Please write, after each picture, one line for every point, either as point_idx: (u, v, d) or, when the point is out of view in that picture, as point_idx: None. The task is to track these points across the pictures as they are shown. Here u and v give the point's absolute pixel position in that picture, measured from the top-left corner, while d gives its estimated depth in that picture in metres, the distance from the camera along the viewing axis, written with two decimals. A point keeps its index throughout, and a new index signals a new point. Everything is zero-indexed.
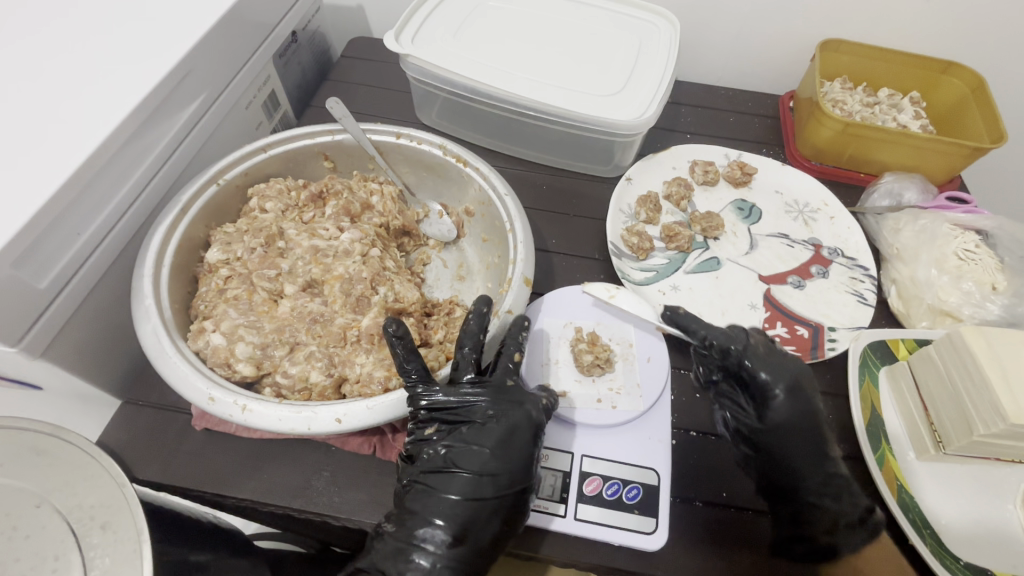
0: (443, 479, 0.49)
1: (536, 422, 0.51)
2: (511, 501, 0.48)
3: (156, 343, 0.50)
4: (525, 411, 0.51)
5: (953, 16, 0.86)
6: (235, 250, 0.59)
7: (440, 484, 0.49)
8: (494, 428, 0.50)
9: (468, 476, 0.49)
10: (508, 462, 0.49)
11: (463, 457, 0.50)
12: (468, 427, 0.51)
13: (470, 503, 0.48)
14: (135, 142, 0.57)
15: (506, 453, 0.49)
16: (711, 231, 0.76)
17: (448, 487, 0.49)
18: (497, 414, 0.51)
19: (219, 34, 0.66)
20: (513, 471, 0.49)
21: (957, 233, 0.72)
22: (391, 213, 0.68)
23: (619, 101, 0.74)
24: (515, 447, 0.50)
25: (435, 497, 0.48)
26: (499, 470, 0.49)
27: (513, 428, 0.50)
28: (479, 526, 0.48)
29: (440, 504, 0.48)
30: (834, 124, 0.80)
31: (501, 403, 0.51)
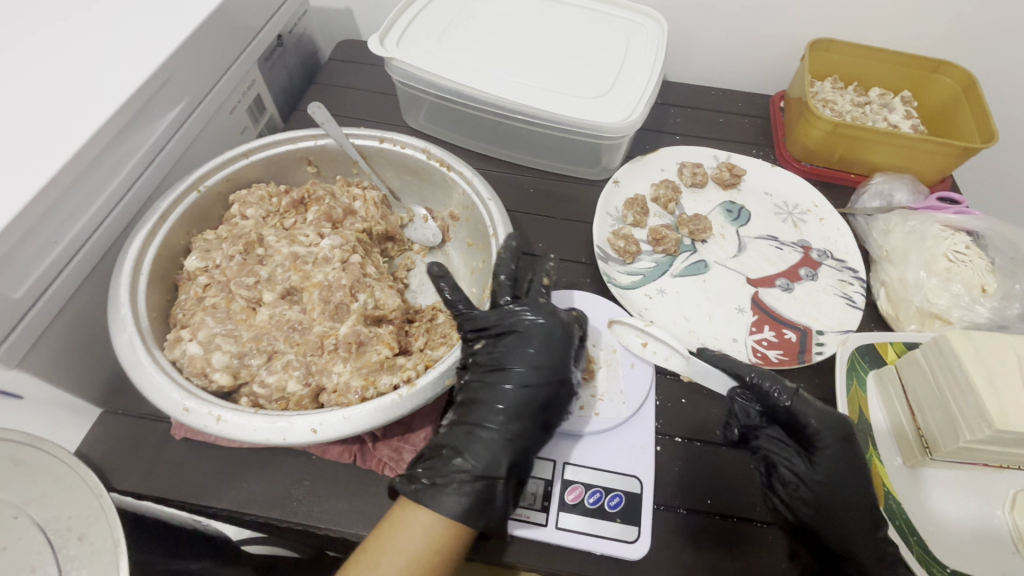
0: (495, 375, 0.53)
1: (573, 329, 0.56)
2: (556, 390, 0.53)
3: (132, 353, 0.49)
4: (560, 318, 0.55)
5: (943, 15, 0.86)
6: (214, 258, 0.59)
7: (487, 395, 0.53)
8: (536, 331, 0.54)
9: (518, 371, 0.53)
10: (552, 358, 0.54)
11: (514, 355, 0.54)
12: (511, 333, 0.55)
13: (520, 391, 0.52)
14: (114, 147, 0.57)
15: (542, 358, 0.53)
16: (699, 234, 0.76)
17: (499, 380, 0.53)
18: (537, 319, 0.55)
19: (200, 38, 0.65)
20: (549, 375, 0.53)
21: (947, 234, 0.71)
22: (374, 218, 0.67)
23: (604, 103, 0.74)
24: (557, 344, 0.54)
25: (491, 389, 0.53)
26: (544, 365, 0.53)
27: (551, 329, 0.54)
28: (531, 410, 0.52)
29: (498, 394, 0.52)
30: (823, 125, 0.79)
31: (540, 309, 0.56)
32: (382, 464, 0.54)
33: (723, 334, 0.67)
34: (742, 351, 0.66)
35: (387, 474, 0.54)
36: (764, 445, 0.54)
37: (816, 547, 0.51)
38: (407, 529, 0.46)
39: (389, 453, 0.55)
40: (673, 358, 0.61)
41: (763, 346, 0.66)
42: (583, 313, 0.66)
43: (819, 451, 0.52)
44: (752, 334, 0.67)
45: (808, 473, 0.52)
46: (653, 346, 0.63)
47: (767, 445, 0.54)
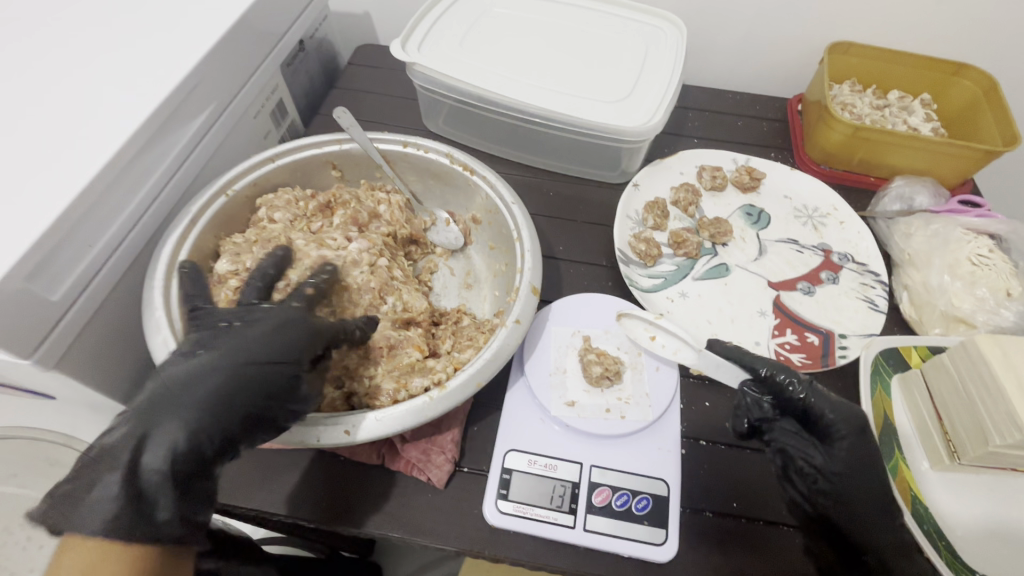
0: (185, 380, 0.48)
1: (296, 322, 0.51)
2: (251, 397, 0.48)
3: (167, 356, 0.50)
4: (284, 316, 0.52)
5: (965, 17, 0.85)
6: (243, 261, 0.59)
7: (167, 400, 0.47)
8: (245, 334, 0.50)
9: (217, 372, 0.48)
10: (248, 355, 0.49)
11: (227, 357, 0.49)
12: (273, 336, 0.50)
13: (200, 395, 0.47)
14: (145, 153, 0.58)
15: (232, 372, 0.49)
16: (719, 238, 0.76)
17: (186, 386, 0.47)
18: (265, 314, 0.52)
19: (228, 44, 0.66)
20: (252, 376, 0.49)
21: (970, 238, 0.71)
22: (398, 222, 0.68)
23: (625, 108, 0.74)
24: (275, 340, 0.50)
25: (175, 396, 0.47)
26: (227, 365, 0.49)
27: (271, 328, 0.51)
28: (202, 416, 0.47)
29: (179, 399, 0.47)
30: (843, 128, 0.79)
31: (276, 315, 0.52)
32: (411, 466, 0.55)
33: (745, 338, 0.67)
34: (765, 354, 0.66)
35: (415, 475, 0.55)
36: (779, 437, 0.54)
37: (833, 538, 0.51)
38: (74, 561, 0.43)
39: (418, 454, 0.55)
40: (683, 352, 0.60)
41: (786, 349, 0.66)
42: (605, 316, 0.66)
43: (835, 442, 0.52)
44: (775, 338, 0.67)
45: (824, 464, 0.52)
46: (663, 338, 0.62)
47: (782, 438, 0.53)
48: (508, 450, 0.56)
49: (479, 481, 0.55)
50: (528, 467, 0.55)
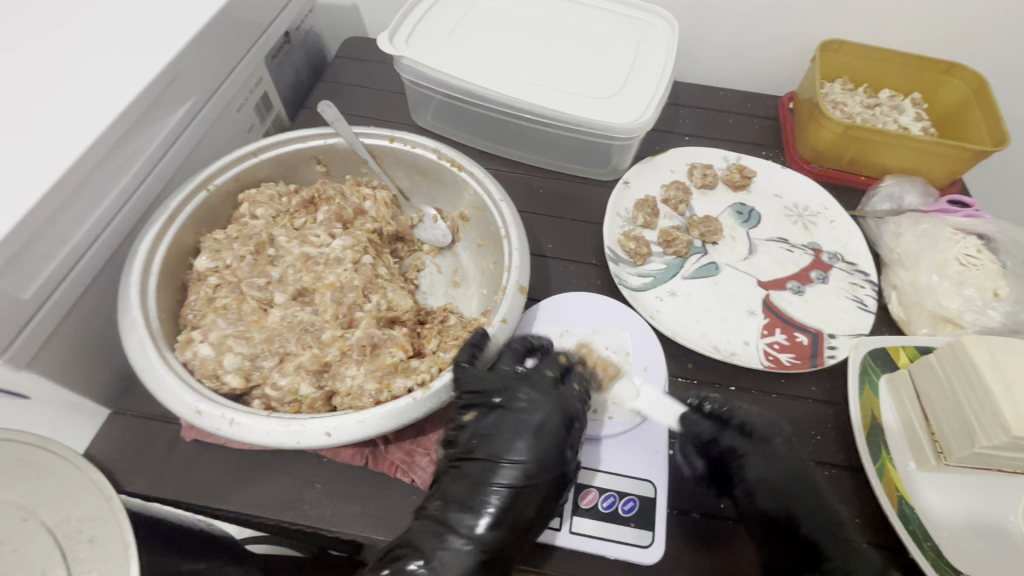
0: (482, 467, 0.50)
1: (569, 412, 0.51)
2: (545, 486, 0.48)
3: (143, 355, 0.48)
4: (558, 401, 0.52)
5: (954, 18, 0.85)
6: (224, 258, 0.57)
7: (464, 492, 0.49)
8: (531, 416, 0.51)
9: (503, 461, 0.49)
10: (541, 450, 0.49)
11: (500, 442, 0.50)
12: (503, 413, 0.52)
13: (504, 489, 0.48)
14: (123, 145, 0.56)
15: (540, 460, 0.49)
16: (710, 236, 0.75)
17: (486, 474, 0.49)
18: (531, 404, 0.51)
19: (209, 34, 0.64)
20: (543, 470, 0.48)
21: (959, 238, 0.71)
22: (384, 219, 0.66)
23: (616, 104, 0.73)
24: (545, 436, 0.50)
25: (474, 484, 0.49)
26: (529, 460, 0.49)
27: (545, 415, 0.51)
28: (519, 506, 0.48)
29: (479, 491, 0.49)
30: (835, 127, 0.79)
31: (534, 392, 0.52)
32: (395, 468, 0.54)
33: (734, 338, 0.67)
34: (755, 354, 0.65)
35: (400, 478, 0.54)
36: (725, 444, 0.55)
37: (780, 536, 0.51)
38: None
39: (401, 455, 0.55)
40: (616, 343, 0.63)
41: (775, 349, 0.66)
42: (594, 315, 0.65)
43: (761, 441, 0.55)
44: (764, 338, 0.67)
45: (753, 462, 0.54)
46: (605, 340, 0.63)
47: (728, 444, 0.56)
48: None
49: None
50: None
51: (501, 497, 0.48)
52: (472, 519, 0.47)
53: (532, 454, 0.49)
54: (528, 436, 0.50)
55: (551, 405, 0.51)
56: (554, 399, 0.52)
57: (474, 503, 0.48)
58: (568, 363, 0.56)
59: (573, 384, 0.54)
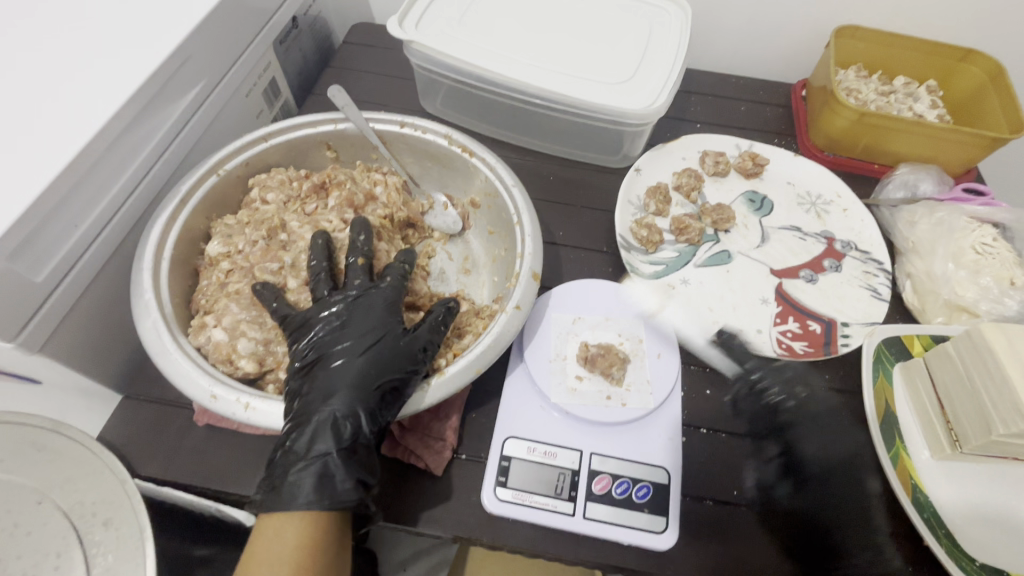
0: (316, 400, 0.45)
1: (382, 325, 0.50)
2: (380, 404, 0.46)
3: (156, 339, 0.48)
4: (371, 312, 0.50)
5: (970, 5, 0.84)
6: (236, 243, 0.56)
7: (303, 433, 0.44)
8: (355, 331, 0.49)
9: (338, 386, 0.46)
10: (366, 368, 0.47)
11: (328, 370, 0.47)
12: (335, 336, 0.49)
13: (341, 416, 0.45)
14: (134, 128, 0.56)
15: (375, 376, 0.46)
16: (722, 224, 0.74)
17: (319, 406, 0.45)
18: (331, 321, 0.50)
19: (217, 17, 0.64)
20: (372, 390, 0.46)
21: (974, 226, 0.71)
22: (395, 205, 0.65)
23: (629, 89, 0.72)
24: (375, 352, 0.48)
25: (314, 417, 0.44)
26: (357, 381, 0.46)
27: (372, 327, 0.49)
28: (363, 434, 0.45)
29: (321, 424, 0.44)
30: (849, 114, 0.78)
31: (350, 305, 0.51)
32: (408, 454, 0.52)
33: (747, 325, 0.66)
34: (768, 342, 0.65)
35: (414, 464, 0.52)
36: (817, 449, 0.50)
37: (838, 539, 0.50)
38: (273, 533, 0.42)
39: (416, 442, 0.53)
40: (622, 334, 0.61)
41: (788, 337, 0.65)
42: (605, 303, 0.63)
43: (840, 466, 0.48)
44: (777, 326, 0.66)
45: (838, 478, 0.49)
46: (603, 329, 0.61)
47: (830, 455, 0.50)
48: (507, 437, 0.54)
49: (478, 469, 0.53)
50: (527, 455, 0.53)
51: (344, 397, 0.45)
52: (319, 457, 0.43)
53: (363, 369, 0.47)
54: (348, 355, 0.47)
55: (364, 319, 0.50)
56: (363, 311, 0.50)
57: (313, 415, 0.45)
58: (367, 258, 0.54)
59: (386, 275, 0.54)
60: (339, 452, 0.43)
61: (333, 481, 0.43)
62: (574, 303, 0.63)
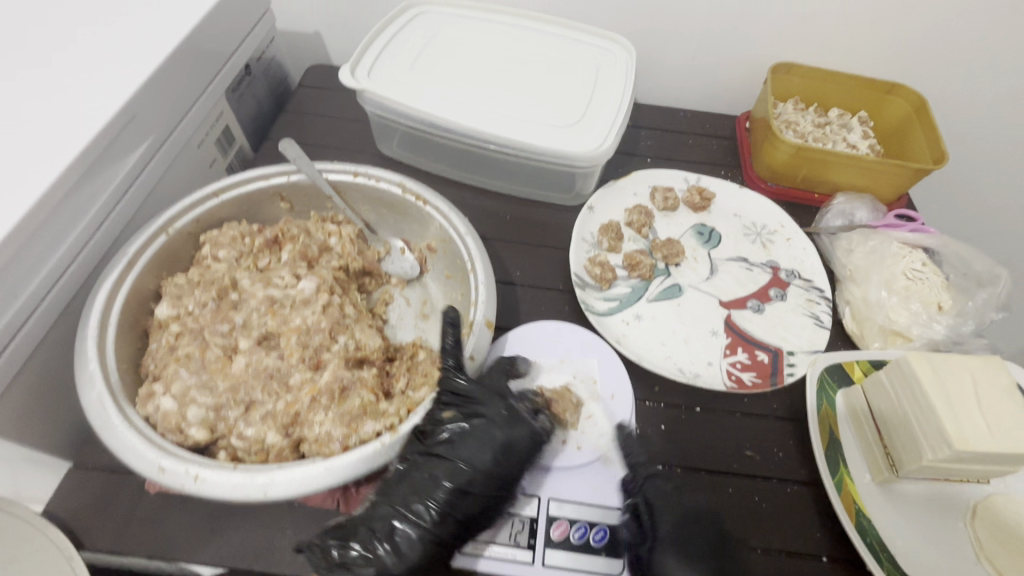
0: (432, 472, 0.51)
1: (531, 426, 0.54)
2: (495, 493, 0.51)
3: (100, 412, 0.47)
4: (513, 417, 0.54)
5: (891, 43, 0.91)
6: (186, 304, 0.56)
7: (409, 491, 0.50)
8: (498, 427, 0.53)
9: (460, 465, 0.51)
10: (493, 456, 0.52)
11: (463, 449, 0.52)
12: (481, 419, 0.54)
13: (452, 495, 0.50)
14: (78, 191, 0.55)
15: (501, 471, 0.52)
16: (672, 258, 0.77)
17: (433, 482, 0.50)
18: (484, 408, 0.54)
19: (164, 74, 0.64)
20: (496, 480, 0.52)
21: (904, 253, 0.76)
22: (350, 255, 0.66)
23: (577, 132, 0.75)
24: (513, 452, 0.53)
25: (423, 488, 0.50)
26: (481, 469, 0.52)
27: (512, 434, 0.53)
28: (462, 511, 0.50)
29: (434, 494, 0.50)
30: (787, 148, 0.83)
31: (499, 413, 0.54)
32: None
33: (698, 359, 0.68)
34: (718, 375, 0.67)
35: None
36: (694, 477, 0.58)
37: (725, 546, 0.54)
38: None
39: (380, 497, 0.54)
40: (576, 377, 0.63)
41: (737, 368, 0.68)
42: (561, 344, 0.66)
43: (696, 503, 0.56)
44: (727, 357, 0.69)
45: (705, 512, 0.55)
46: (556, 373, 0.63)
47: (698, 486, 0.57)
48: None
49: None
50: None
51: (454, 466, 0.51)
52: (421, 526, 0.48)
53: (494, 456, 0.52)
54: (495, 448, 0.52)
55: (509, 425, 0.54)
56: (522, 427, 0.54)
57: (430, 490, 0.50)
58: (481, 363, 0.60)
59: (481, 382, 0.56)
60: (432, 526, 0.49)
61: (413, 546, 0.48)
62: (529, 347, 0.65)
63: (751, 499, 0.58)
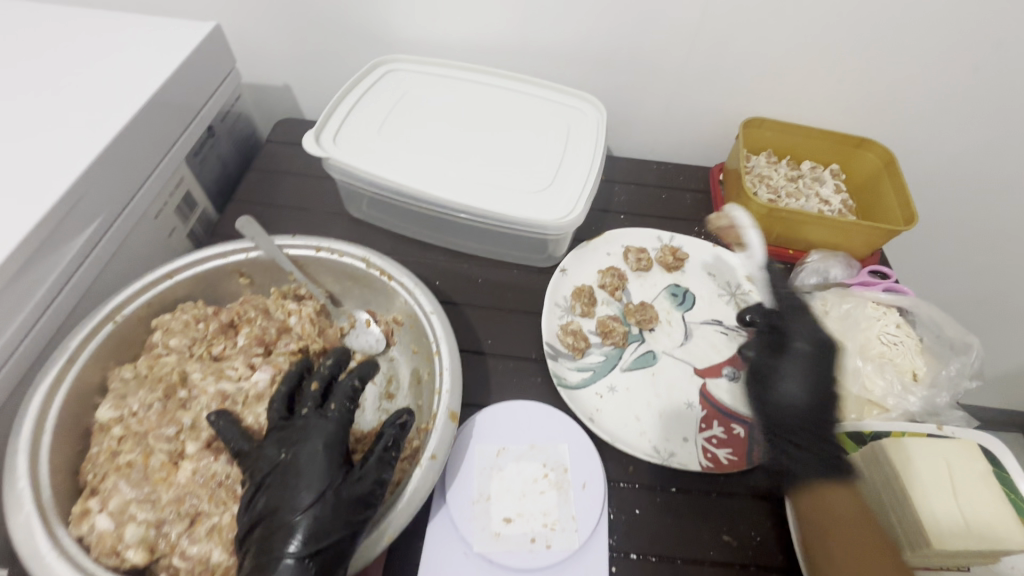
0: (287, 498, 0.46)
1: (334, 439, 0.50)
2: (349, 504, 0.46)
3: (27, 538, 0.43)
4: (320, 432, 0.50)
5: (859, 99, 0.92)
6: (130, 405, 0.53)
7: (283, 517, 0.45)
8: (303, 433, 0.50)
9: (303, 483, 0.46)
10: (319, 466, 0.48)
11: (291, 470, 0.47)
12: (299, 439, 0.49)
13: (312, 513, 0.45)
14: (16, 284, 0.53)
15: (328, 480, 0.47)
16: (646, 324, 0.76)
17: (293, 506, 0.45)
18: (298, 428, 0.50)
19: (113, 152, 0.62)
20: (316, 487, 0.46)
21: (879, 315, 0.75)
22: (310, 336, 0.63)
23: (546, 198, 0.74)
24: (322, 458, 0.48)
25: (288, 511, 0.45)
26: (315, 486, 0.46)
27: (327, 435, 0.50)
28: (334, 523, 0.45)
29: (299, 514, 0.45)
30: (757, 208, 0.83)
31: (319, 413, 0.52)
32: None
33: (673, 435, 0.67)
34: (693, 453, 0.65)
35: None
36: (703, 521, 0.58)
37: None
38: None
39: None
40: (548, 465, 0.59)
41: (713, 444, 0.66)
42: (532, 428, 0.62)
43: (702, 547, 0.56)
44: (702, 432, 0.67)
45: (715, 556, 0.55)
46: (526, 461, 0.59)
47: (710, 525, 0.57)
48: None
49: None
50: None
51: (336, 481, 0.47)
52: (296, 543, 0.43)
53: (318, 466, 0.47)
54: (295, 463, 0.48)
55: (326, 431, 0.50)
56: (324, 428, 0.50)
57: (294, 510, 0.45)
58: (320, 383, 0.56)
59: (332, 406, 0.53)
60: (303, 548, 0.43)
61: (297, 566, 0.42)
62: (499, 432, 0.62)
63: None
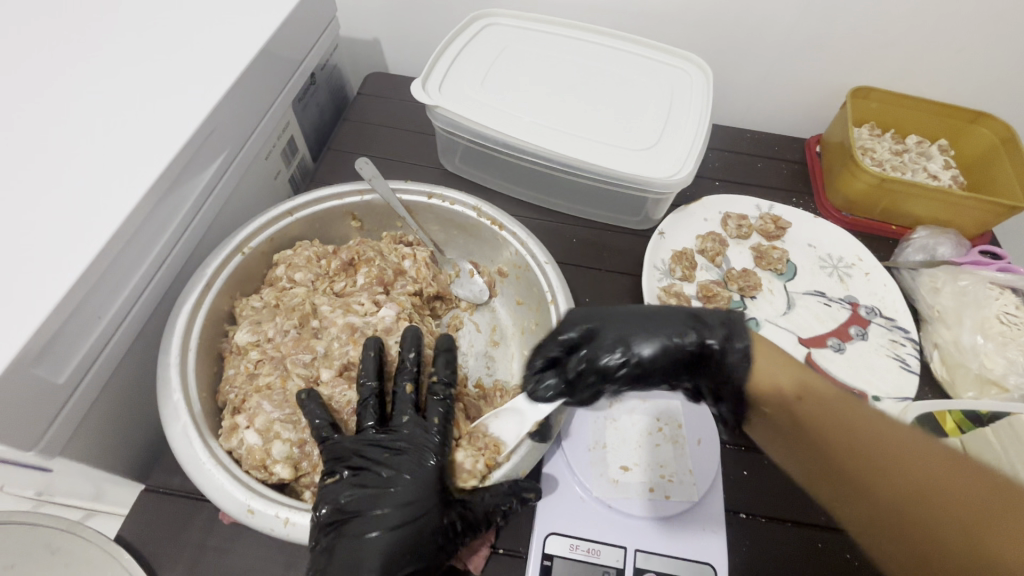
0: (358, 525, 0.44)
1: (421, 448, 0.48)
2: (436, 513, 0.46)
3: (187, 446, 0.46)
4: (407, 443, 0.48)
5: (981, 68, 0.86)
6: (265, 331, 0.55)
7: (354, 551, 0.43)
8: (377, 449, 0.48)
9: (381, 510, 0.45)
10: (405, 486, 0.46)
11: (365, 498, 0.45)
12: (368, 458, 0.47)
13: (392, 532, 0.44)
14: (159, 208, 0.54)
15: (411, 494, 0.46)
16: (749, 291, 0.75)
17: (365, 531, 0.44)
18: (372, 440, 0.48)
19: (241, 85, 0.62)
20: (407, 508, 0.45)
21: (997, 294, 0.71)
22: (425, 279, 0.64)
23: (655, 156, 0.72)
24: (411, 471, 0.47)
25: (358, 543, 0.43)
26: (404, 502, 0.45)
27: (413, 443, 0.48)
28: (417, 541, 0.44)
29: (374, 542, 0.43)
30: (869, 178, 0.79)
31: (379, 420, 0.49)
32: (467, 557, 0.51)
33: None
34: None
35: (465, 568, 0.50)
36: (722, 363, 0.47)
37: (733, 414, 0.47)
38: None
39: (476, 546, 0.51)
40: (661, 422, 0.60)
41: None
42: None
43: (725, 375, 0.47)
44: None
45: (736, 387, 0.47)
46: (638, 416, 0.60)
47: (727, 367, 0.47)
48: (548, 534, 0.52)
49: (519, 566, 0.51)
50: (570, 553, 0.51)
51: (418, 492, 0.46)
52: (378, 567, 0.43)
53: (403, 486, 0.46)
54: (371, 488, 0.46)
55: (412, 438, 0.48)
56: (410, 436, 0.48)
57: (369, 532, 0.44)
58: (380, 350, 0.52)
59: (400, 384, 0.51)
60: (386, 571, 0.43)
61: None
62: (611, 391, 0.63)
63: (841, 556, 0.54)
